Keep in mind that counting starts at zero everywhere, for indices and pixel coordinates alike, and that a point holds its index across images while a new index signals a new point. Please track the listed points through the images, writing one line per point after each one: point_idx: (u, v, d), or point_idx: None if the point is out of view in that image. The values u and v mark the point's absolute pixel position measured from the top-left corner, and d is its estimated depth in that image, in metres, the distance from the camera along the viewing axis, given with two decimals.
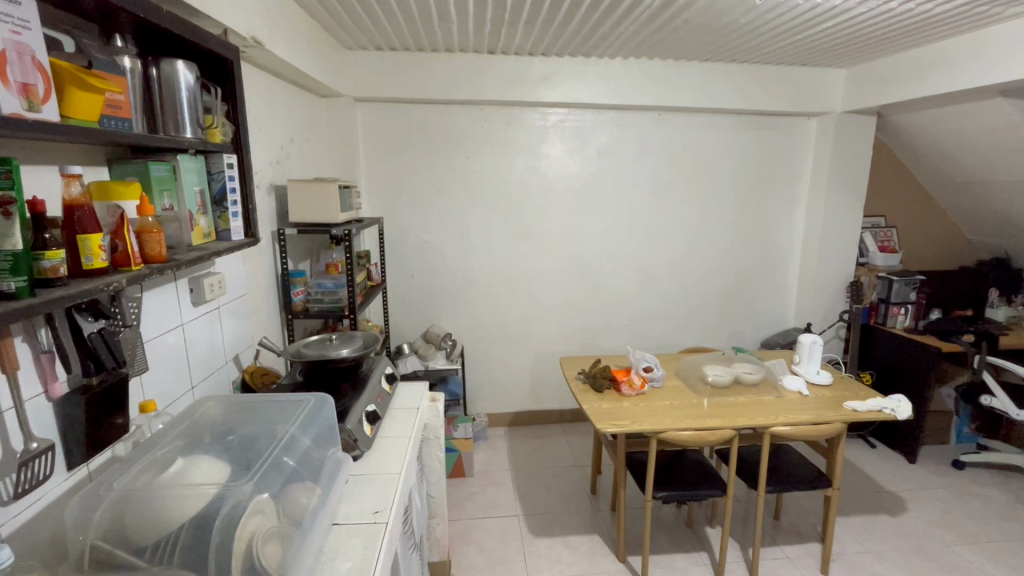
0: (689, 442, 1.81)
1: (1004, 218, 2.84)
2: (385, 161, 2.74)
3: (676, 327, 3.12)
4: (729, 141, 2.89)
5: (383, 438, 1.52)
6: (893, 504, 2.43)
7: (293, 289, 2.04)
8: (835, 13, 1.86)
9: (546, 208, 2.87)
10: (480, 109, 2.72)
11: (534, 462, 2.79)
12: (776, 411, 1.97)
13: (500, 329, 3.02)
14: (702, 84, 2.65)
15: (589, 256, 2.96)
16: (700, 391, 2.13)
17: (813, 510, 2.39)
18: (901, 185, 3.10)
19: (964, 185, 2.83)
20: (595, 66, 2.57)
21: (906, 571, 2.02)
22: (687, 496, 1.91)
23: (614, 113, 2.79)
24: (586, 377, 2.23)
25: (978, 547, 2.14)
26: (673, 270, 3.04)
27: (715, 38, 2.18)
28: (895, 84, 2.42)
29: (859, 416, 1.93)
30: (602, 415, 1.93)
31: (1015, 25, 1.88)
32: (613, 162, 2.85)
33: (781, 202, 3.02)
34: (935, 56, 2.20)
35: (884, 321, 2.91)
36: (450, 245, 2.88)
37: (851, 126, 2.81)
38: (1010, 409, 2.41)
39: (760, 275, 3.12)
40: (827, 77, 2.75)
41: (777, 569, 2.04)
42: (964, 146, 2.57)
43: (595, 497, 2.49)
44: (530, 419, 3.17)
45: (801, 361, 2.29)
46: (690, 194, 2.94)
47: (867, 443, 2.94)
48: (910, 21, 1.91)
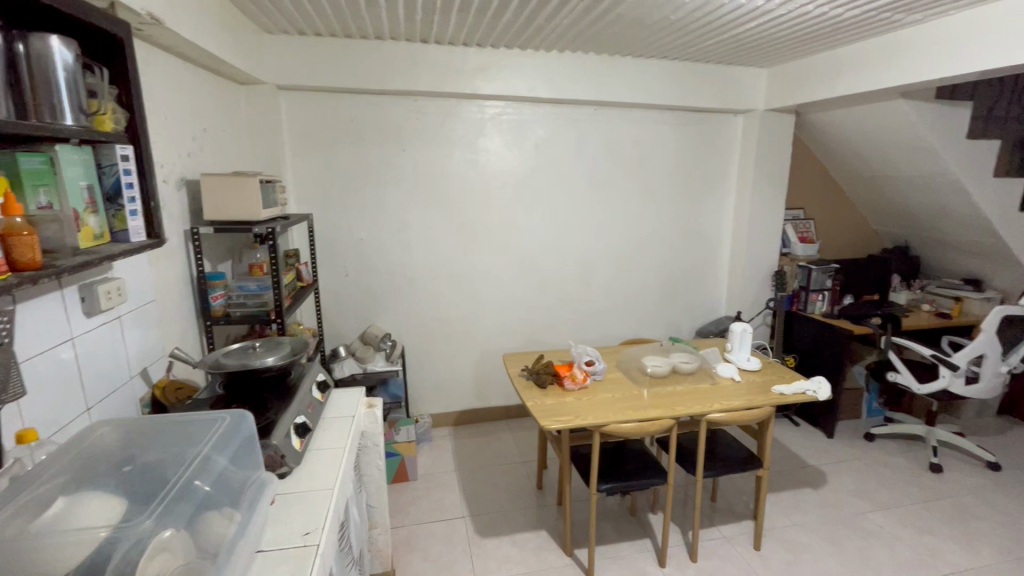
0: (632, 433, 1.84)
1: (904, 210, 3.11)
2: (313, 154, 2.58)
3: (616, 319, 3.18)
4: (663, 136, 2.97)
5: (313, 453, 1.41)
6: (815, 477, 2.61)
7: (212, 293, 1.87)
8: (757, 14, 1.94)
9: (486, 203, 2.82)
10: (415, 100, 2.63)
11: (480, 461, 2.75)
12: (712, 398, 2.04)
13: (443, 327, 2.95)
14: (636, 79, 2.69)
15: (530, 251, 2.94)
16: (640, 382, 2.18)
17: (746, 489, 2.51)
18: (817, 179, 3.32)
19: (871, 180, 3.06)
20: (532, 59, 2.54)
21: (827, 539, 2.17)
22: (632, 486, 1.94)
23: (551, 108, 2.78)
24: (530, 373, 2.21)
25: (888, 512, 2.34)
26: (612, 262, 3.08)
27: (648, 34, 2.20)
28: (812, 84, 2.56)
29: (785, 399, 2.04)
30: (547, 412, 1.91)
31: (915, 31, 2.03)
32: (552, 156, 2.84)
33: (711, 196, 3.15)
34: (847, 59, 2.35)
35: (804, 307, 3.11)
36: (387, 242, 2.76)
37: (772, 124, 2.96)
38: (912, 384, 2.63)
39: (694, 266, 3.23)
40: (751, 76, 2.88)
41: (715, 549, 2.13)
42: (872, 143, 2.77)
43: (541, 492, 2.49)
44: (476, 417, 3.13)
45: (732, 349, 2.39)
46: (627, 188, 2.99)
47: (792, 422, 3.14)
48: (823, 24, 2.03)
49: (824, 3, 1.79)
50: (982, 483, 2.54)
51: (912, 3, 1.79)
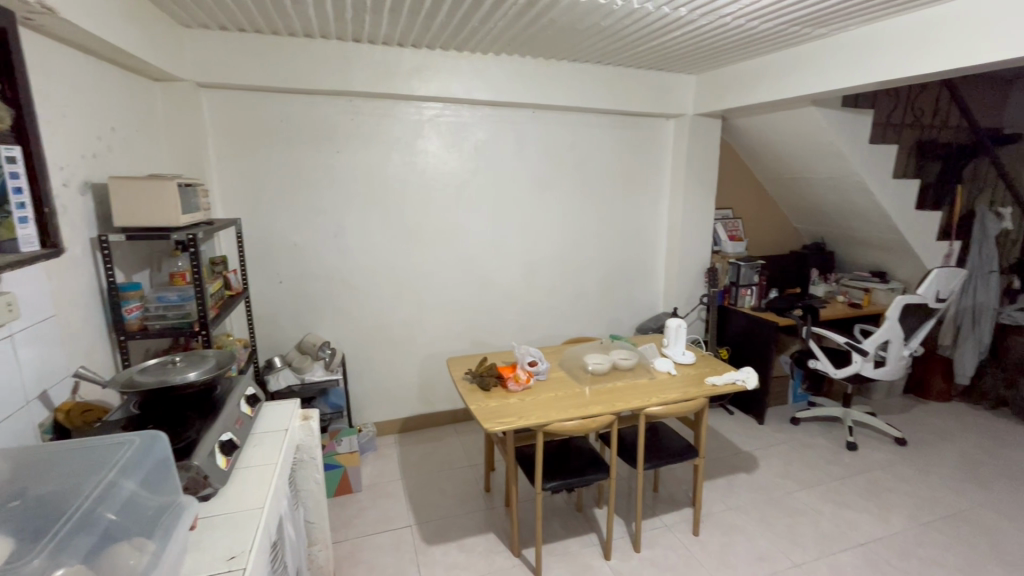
0: (574, 431, 1.87)
1: (820, 209, 3.36)
2: (240, 156, 2.45)
3: (560, 319, 3.23)
4: (599, 139, 3.04)
5: (242, 470, 1.34)
6: (748, 462, 2.76)
7: (125, 306, 1.72)
8: (681, 24, 2.03)
9: (426, 206, 2.79)
10: (349, 100, 2.55)
11: (427, 468, 2.71)
12: (650, 392, 2.12)
13: (385, 332, 2.88)
14: (572, 84, 2.74)
15: (473, 253, 2.93)
16: (582, 380, 2.22)
17: (685, 478, 2.62)
18: (743, 181, 3.52)
19: (790, 181, 3.28)
20: (468, 62, 2.54)
21: (759, 520, 2.30)
22: (576, 483, 1.98)
23: (490, 110, 2.79)
24: (473, 377, 2.20)
25: (812, 491, 2.51)
26: (554, 263, 3.12)
27: (581, 39, 2.25)
28: (735, 91, 2.71)
29: (717, 390, 2.15)
30: (491, 414, 1.91)
31: (822, 44, 2.19)
32: (492, 158, 2.85)
33: (646, 197, 3.26)
34: (765, 68, 2.50)
35: (735, 302, 3.28)
36: (324, 247, 2.67)
37: (701, 128, 3.11)
38: (830, 370, 2.84)
39: (632, 265, 3.34)
40: (680, 82, 3.01)
41: (657, 538, 2.20)
42: (790, 147, 2.97)
43: (489, 495, 2.48)
44: (422, 423, 3.09)
45: (669, 344, 2.49)
46: (567, 190, 3.05)
47: (726, 411, 3.30)
48: (741, 35, 2.15)
49: (742, 15, 1.90)
50: (892, 458, 2.78)
51: (819, 18, 1.93)
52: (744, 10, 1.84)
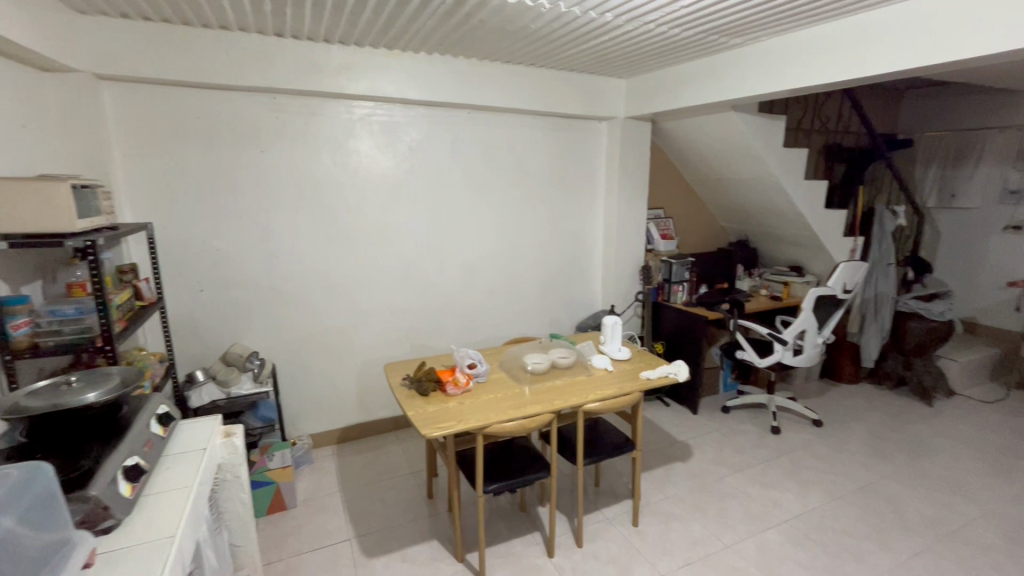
0: (515, 432, 1.87)
1: (742, 208, 3.56)
2: (149, 156, 2.26)
3: (501, 320, 3.23)
4: (535, 141, 3.07)
5: (153, 496, 1.24)
6: (683, 451, 2.88)
7: (12, 321, 1.55)
8: (609, 29, 2.07)
9: (360, 207, 2.70)
10: (274, 98, 2.43)
11: (366, 478, 2.62)
12: (588, 389, 2.16)
13: (320, 340, 2.76)
14: (506, 85, 2.75)
15: (410, 255, 2.88)
16: (522, 380, 2.23)
17: (624, 471, 2.70)
18: (673, 182, 3.67)
19: (715, 182, 3.46)
20: (400, 60, 2.48)
21: (694, 506, 2.40)
22: (516, 483, 1.98)
23: (424, 110, 2.74)
24: (411, 383, 2.15)
25: (741, 474, 2.65)
26: (494, 264, 3.12)
27: (513, 41, 2.26)
28: (663, 95, 2.81)
29: (651, 383, 2.22)
30: (429, 420, 1.88)
31: (739, 52, 2.32)
32: (427, 159, 2.81)
33: (582, 198, 3.33)
34: (689, 74, 2.62)
35: (668, 298, 3.44)
36: (249, 252, 2.52)
37: (632, 131, 3.22)
38: (754, 359, 3.02)
39: (570, 264, 3.40)
40: (611, 86, 3.09)
41: (599, 531, 2.25)
42: (714, 150, 3.13)
43: (432, 501, 2.44)
44: (362, 432, 2.99)
45: (606, 341, 2.55)
46: (505, 192, 3.05)
47: (663, 403, 3.43)
48: (664, 42, 2.24)
49: (664, 23, 1.98)
50: (810, 439, 2.99)
51: (734, 29, 2.04)
52: (667, 17, 1.90)
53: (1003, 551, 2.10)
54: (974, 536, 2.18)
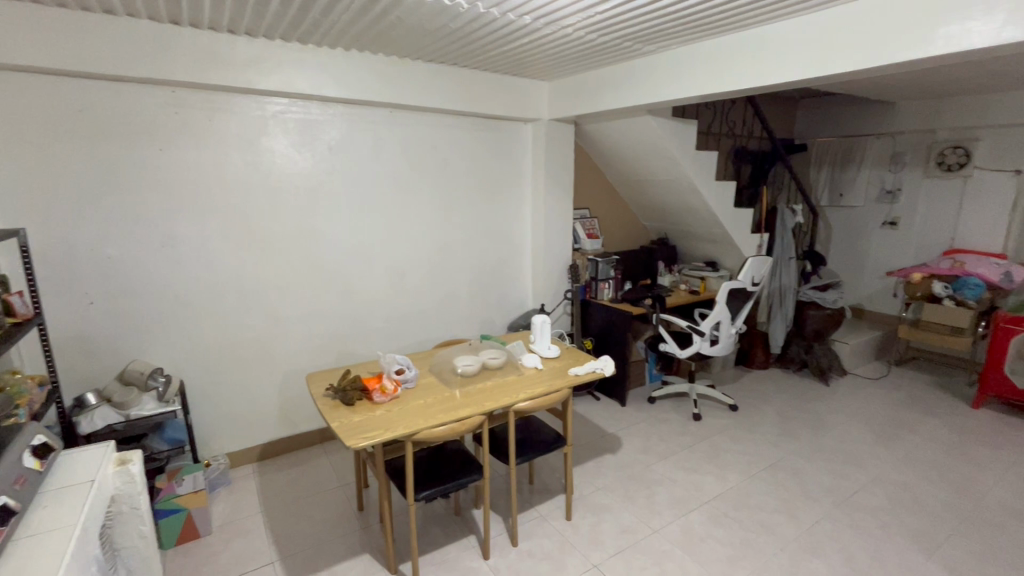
0: (445, 437, 1.84)
1: (661, 208, 3.75)
2: (20, 153, 2.00)
3: (431, 323, 3.18)
4: (460, 141, 3.05)
5: (27, 540, 1.09)
6: (612, 442, 2.98)
7: None
8: (528, 32, 2.09)
9: (275, 210, 2.55)
10: (171, 91, 2.23)
11: (291, 495, 2.48)
12: (518, 388, 2.17)
13: (234, 352, 2.58)
14: (428, 85, 2.71)
15: (333, 259, 2.76)
16: (452, 384, 2.20)
17: (558, 466, 2.75)
18: (596, 183, 3.79)
19: (636, 183, 3.61)
20: (314, 54, 2.37)
21: (623, 496, 2.49)
22: (449, 488, 1.96)
23: (342, 108, 2.64)
24: (335, 393, 2.06)
25: (666, 461, 2.79)
26: (422, 266, 3.06)
27: (433, 40, 2.22)
28: (584, 98, 2.89)
29: (579, 379, 2.27)
30: (355, 430, 1.80)
31: (652, 59, 2.44)
32: (348, 159, 2.70)
33: (509, 199, 3.35)
34: (608, 79, 2.71)
35: (596, 295, 3.54)
36: (148, 260, 2.30)
37: (556, 133, 3.28)
38: (675, 351, 3.18)
39: (500, 265, 3.41)
40: (535, 88, 3.14)
41: (533, 529, 2.27)
42: (633, 152, 3.27)
43: (362, 513, 2.35)
44: (285, 447, 2.83)
45: (536, 340, 2.58)
46: (431, 193, 3.01)
47: (593, 397, 3.53)
48: (582, 46, 2.30)
49: (581, 28, 2.02)
50: (727, 423, 3.20)
51: (647, 36, 2.13)
52: (584, 22, 1.95)
53: (888, 511, 2.36)
54: (864, 501, 2.43)
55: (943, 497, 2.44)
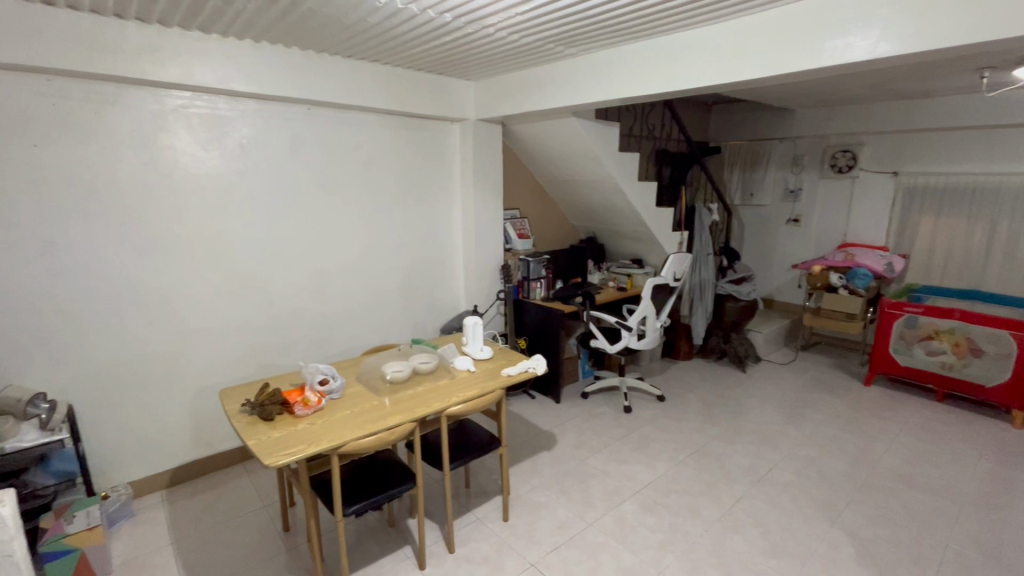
0: (372, 447, 1.77)
1: (589, 208, 3.84)
2: None
3: (360, 329, 3.06)
4: (385, 140, 2.96)
5: None
6: (548, 439, 3.02)
7: None
8: (449, 30, 2.07)
9: (180, 212, 2.34)
10: (48, 79, 1.98)
11: (207, 521, 2.29)
12: (450, 392, 2.13)
13: (135, 370, 2.34)
14: (348, 82, 2.60)
15: (249, 265, 2.57)
16: (381, 391, 2.13)
17: (494, 468, 2.73)
18: (526, 183, 3.82)
19: (564, 183, 3.68)
20: (219, 45, 2.20)
21: (559, 492, 2.52)
22: (380, 500, 1.88)
23: (254, 103, 2.47)
24: (253, 408, 1.92)
25: (599, 454, 2.86)
26: (348, 270, 2.94)
27: (349, 35, 2.14)
28: (510, 99, 2.90)
29: (512, 380, 2.27)
30: (274, 447, 1.69)
31: (574, 63, 2.49)
32: (263, 157, 2.54)
33: (438, 200, 3.30)
34: (533, 80, 2.74)
35: (528, 294, 3.58)
36: (25, 270, 2.03)
37: (484, 134, 3.27)
38: (605, 346, 3.28)
39: (431, 267, 3.35)
40: (460, 87, 3.10)
41: (471, 533, 2.24)
42: (560, 153, 3.33)
43: (288, 534, 2.22)
44: (200, 470, 2.61)
45: (468, 342, 2.55)
46: (355, 195, 2.89)
47: (529, 396, 3.56)
48: (505, 47, 2.30)
49: (503, 28, 2.02)
50: (656, 413, 3.34)
51: (568, 39, 2.17)
52: (505, 22, 1.95)
53: (798, 485, 2.56)
54: (778, 477, 2.62)
55: (843, 468, 2.69)
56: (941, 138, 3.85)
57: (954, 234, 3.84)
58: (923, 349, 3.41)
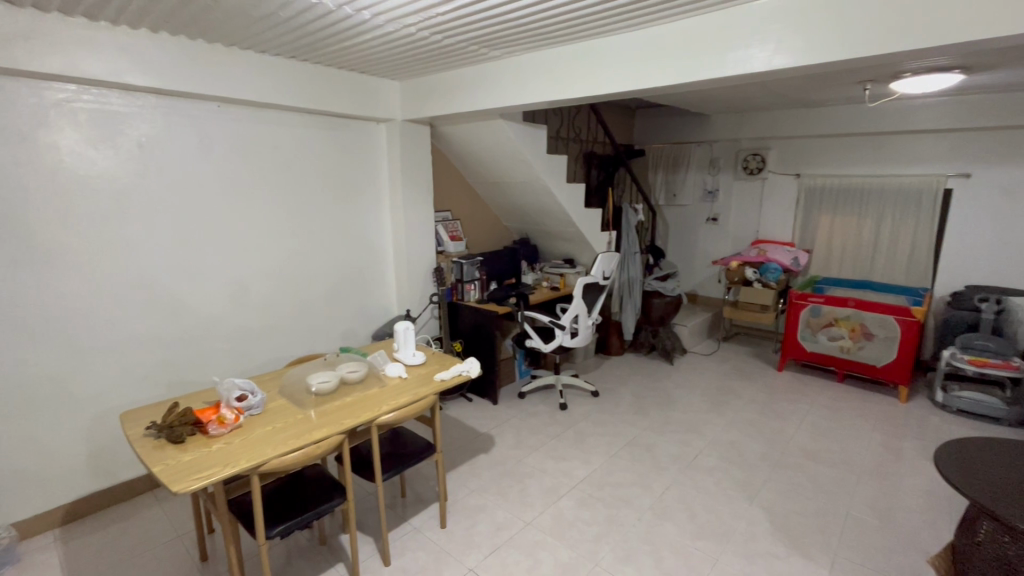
0: (298, 464, 1.68)
1: (520, 209, 3.88)
2: None
3: (284, 339, 2.91)
4: (305, 140, 2.83)
5: None
6: (485, 441, 3.01)
7: None
8: (369, 28, 2.01)
9: (68, 219, 2.11)
10: None
11: (112, 557, 2.09)
12: (381, 400, 2.07)
13: (17, 396, 2.08)
14: (262, 78, 2.46)
15: (154, 274, 2.36)
16: (306, 404, 2.02)
17: (431, 475, 2.69)
18: (456, 185, 3.80)
19: (495, 185, 3.69)
20: (110, 34, 2.00)
21: (497, 494, 2.52)
22: (308, 518, 1.79)
23: (155, 98, 2.27)
24: (159, 431, 1.76)
25: (536, 453, 2.89)
26: (269, 277, 2.78)
27: (261, 29, 2.02)
28: (436, 99, 2.86)
29: (446, 384, 2.24)
30: (185, 472, 1.56)
31: (499, 65, 2.50)
32: (167, 158, 2.34)
33: (366, 203, 3.20)
34: (458, 81, 2.72)
35: (462, 297, 3.54)
36: None
37: (411, 135, 3.21)
38: (540, 345, 3.32)
39: (360, 272, 3.24)
40: (385, 87, 3.03)
41: (407, 544, 2.18)
42: (489, 154, 3.33)
43: (207, 563, 2.06)
44: (103, 501, 2.37)
45: (399, 347, 2.49)
46: (274, 197, 2.74)
47: (466, 399, 3.54)
48: (429, 47, 2.27)
49: (425, 28, 1.99)
50: (590, 409, 3.43)
51: (491, 42, 2.18)
52: (427, 23, 1.92)
53: (720, 469, 2.72)
54: (703, 463, 2.77)
55: (759, 449, 2.90)
56: (835, 143, 4.25)
57: (848, 230, 4.25)
58: (826, 335, 3.73)
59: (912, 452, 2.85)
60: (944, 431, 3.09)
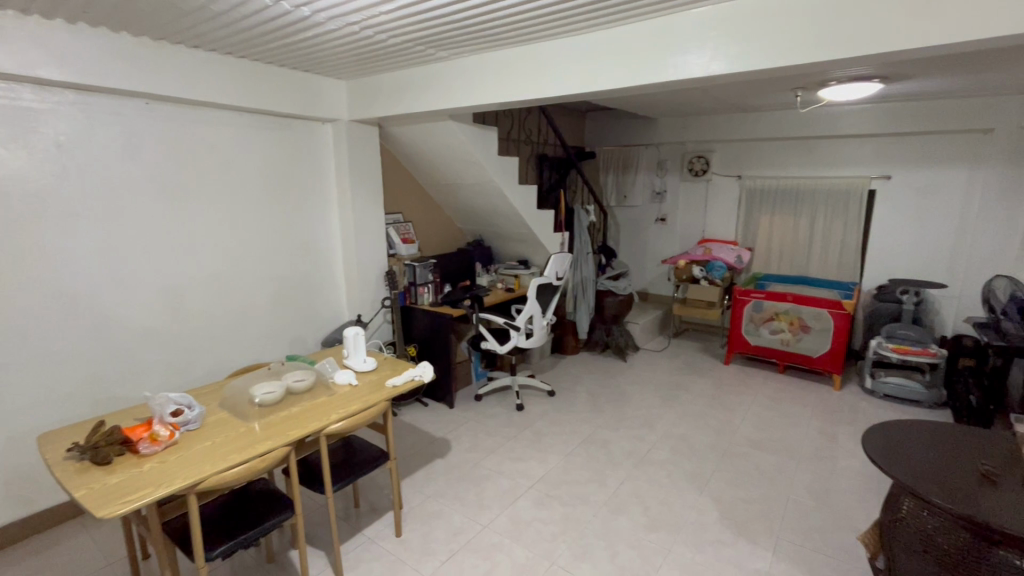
0: (239, 480, 1.60)
1: (473, 211, 3.86)
2: None
3: (226, 349, 2.77)
4: (245, 140, 2.71)
5: None
6: (442, 446, 2.98)
7: None
8: (310, 25, 1.94)
9: None
10: None
11: None
12: (330, 409, 2.00)
13: None
14: (197, 74, 2.33)
15: (77, 283, 2.19)
16: (249, 416, 1.93)
17: (386, 483, 2.63)
18: (407, 186, 3.74)
19: (447, 186, 3.66)
20: (19, 24, 1.85)
21: (454, 498, 2.49)
22: (251, 535, 1.71)
23: (74, 94, 2.12)
24: (83, 452, 1.63)
25: (492, 455, 2.88)
26: (208, 284, 2.64)
27: (193, 23, 1.92)
28: (383, 99, 2.81)
29: (398, 390, 2.19)
30: (113, 494, 1.46)
31: (446, 66, 2.49)
32: (90, 158, 2.18)
33: (312, 205, 3.10)
34: (406, 81, 2.68)
35: (415, 300, 3.50)
36: None
37: (359, 135, 3.13)
38: (495, 346, 3.32)
39: (307, 276, 3.13)
40: (330, 86, 2.94)
41: (361, 556, 2.12)
42: (440, 155, 3.30)
43: None
44: (21, 532, 2.18)
45: (350, 354, 2.42)
46: (211, 199, 2.60)
47: (421, 404, 3.49)
48: (374, 47, 2.23)
49: (369, 27, 1.95)
50: (546, 408, 3.45)
51: (437, 42, 2.16)
52: (371, 21, 1.89)
53: (672, 461, 2.80)
54: (655, 456, 2.85)
55: (708, 440, 3.01)
56: (772, 146, 4.48)
57: (785, 228, 4.49)
58: (767, 329, 3.92)
59: (845, 436, 3.04)
60: (874, 415, 3.30)
